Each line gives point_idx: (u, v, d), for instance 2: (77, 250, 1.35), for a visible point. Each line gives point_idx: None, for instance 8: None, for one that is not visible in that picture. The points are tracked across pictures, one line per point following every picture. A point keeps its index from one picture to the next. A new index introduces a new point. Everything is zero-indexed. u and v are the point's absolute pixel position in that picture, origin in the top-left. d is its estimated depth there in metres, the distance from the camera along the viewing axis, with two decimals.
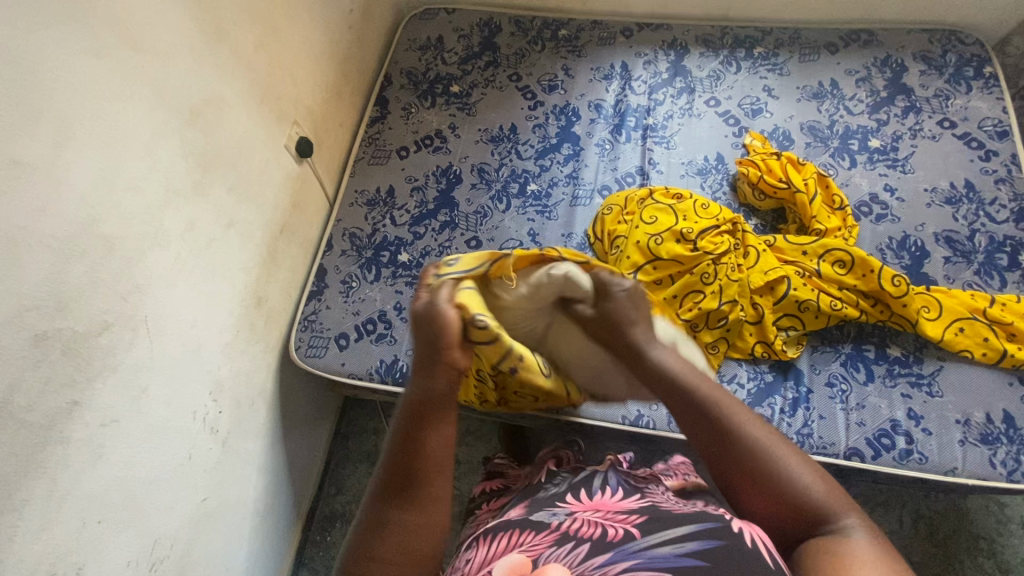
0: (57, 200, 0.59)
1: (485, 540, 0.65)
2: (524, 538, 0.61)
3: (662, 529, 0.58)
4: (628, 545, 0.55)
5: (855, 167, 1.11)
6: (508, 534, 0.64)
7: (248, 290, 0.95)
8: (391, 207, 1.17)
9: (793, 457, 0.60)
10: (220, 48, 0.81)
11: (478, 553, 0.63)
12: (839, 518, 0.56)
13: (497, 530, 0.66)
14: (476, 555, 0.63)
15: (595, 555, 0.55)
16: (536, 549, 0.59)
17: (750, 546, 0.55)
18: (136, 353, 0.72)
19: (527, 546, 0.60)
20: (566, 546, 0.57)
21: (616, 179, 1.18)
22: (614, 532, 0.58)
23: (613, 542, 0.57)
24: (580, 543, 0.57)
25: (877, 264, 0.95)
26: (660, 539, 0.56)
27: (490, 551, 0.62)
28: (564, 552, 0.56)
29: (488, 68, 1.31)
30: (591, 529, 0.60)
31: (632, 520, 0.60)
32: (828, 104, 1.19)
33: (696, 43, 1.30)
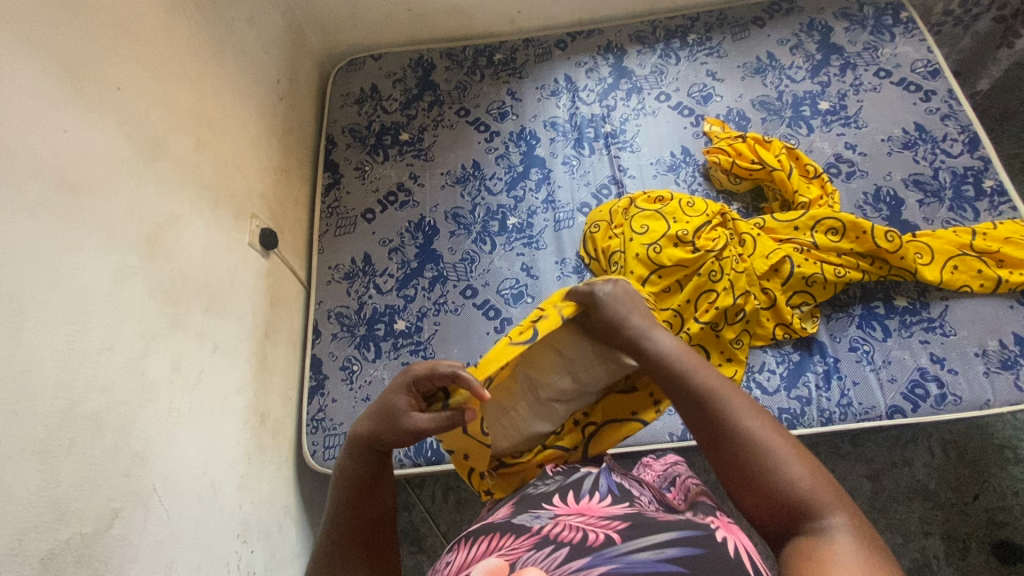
0: (27, 391, 0.49)
1: (466, 541, 0.57)
2: (502, 543, 0.54)
3: (643, 535, 0.50)
4: (607, 550, 0.48)
5: (814, 132, 1.14)
6: (487, 537, 0.55)
7: (248, 410, 0.85)
8: (372, 277, 1.10)
9: (782, 452, 0.53)
10: (160, 161, 0.72)
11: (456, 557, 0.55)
12: (823, 513, 0.50)
13: (475, 533, 0.58)
14: (454, 559, 0.55)
15: (573, 560, 0.47)
16: (514, 552, 0.51)
17: (733, 556, 0.48)
18: (153, 529, 0.62)
19: (505, 551, 0.52)
20: (545, 550, 0.50)
21: (592, 194, 1.15)
22: (593, 536, 0.51)
23: (592, 547, 0.49)
24: (559, 547, 0.50)
25: (867, 225, 0.97)
26: (640, 544, 0.48)
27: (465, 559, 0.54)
28: (543, 555, 0.49)
29: (432, 107, 1.26)
30: (571, 533, 0.52)
31: (613, 526, 0.52)
32: (771, 77, 1.21)
33: (631, 41, 1.30)
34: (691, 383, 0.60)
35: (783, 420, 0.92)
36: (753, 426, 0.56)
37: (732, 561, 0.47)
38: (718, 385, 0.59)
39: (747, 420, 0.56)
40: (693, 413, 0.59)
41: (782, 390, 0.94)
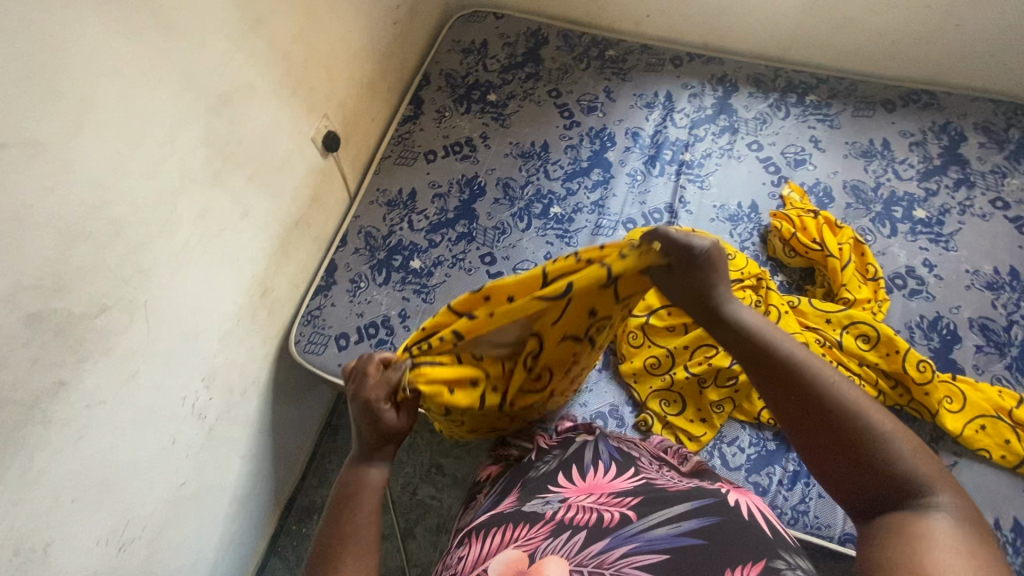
0: (67, 178, 0.58)
1: (478, 536, 0.63)
2: (518, 532, 0.59)
3: (659, 511, 0.57)
4: (625, 529, 0.56)
5: (895, 237, 1.06)
6: (500, 531, 0.61)
7: (255, 280, 0.93)
8: (410, 212, 1.15)
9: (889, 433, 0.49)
10: (256, 37, 0.79)
11: (471, 551, 0.61)
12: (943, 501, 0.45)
13: (486, 526, 0.64)
14: (468, 554, 0.61)
15: (592, 544, 0.55)
16: (531, 542, 0.57)
17: (746, 518, 0.56)
18: (130, 336, 0.71)
19: (521, 540, 0.58)
20: (563, 537, 0.56)
21: (643, 214, 1.13)
22: (609, 517, 0.58)
23: (609, 528, 0.56)
24: (575, 532, 0.57)
25: (903, 345, 0.90)
26: (656, 520, 0.56)
27: (486, 551, 0.59)
28: (560, 543, 0.56)
29: (529, 79, 1.28)
30: (586, 516, 0.59)
31: (626, 503, 0.60)
32: (876, 164, 1.13)
33: (747, 81, 1.26)
34: (812, 381, 0.51)
35: None
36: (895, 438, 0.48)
37: (748, 523, 0.55)
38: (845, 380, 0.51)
39: (889, 433, 0.48)
40: (811, 427, 0.50)
41: (743, 471, 0.90)
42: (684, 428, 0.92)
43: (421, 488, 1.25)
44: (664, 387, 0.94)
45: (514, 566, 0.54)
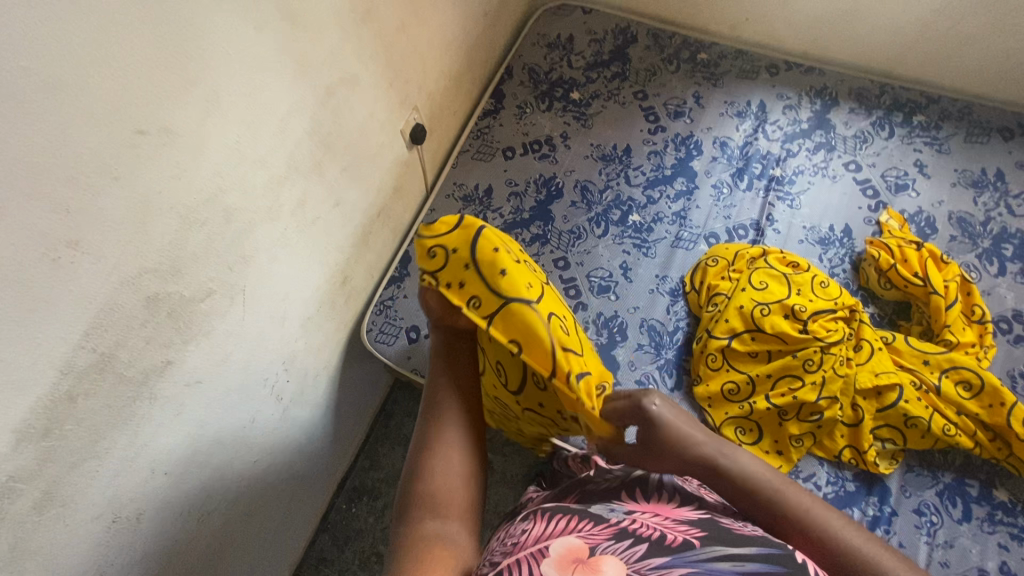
0: (193, 168, 0.58)
1: (543, 517, 0.62)
2: (580, 525, 0.58)
3: (726, 546, 0.55)
4: (687, 553, 0.53)
5: (1003, 277, 0.99)
6: (565, 517, 0.59)
7: (337, 268, 0.94)
8: (486, 208, 1.13)
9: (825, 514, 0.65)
10: (365, 26, 0.79)
11: (535, 527, 0.60)
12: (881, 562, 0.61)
13: (553, 511, 0.62)
14: (533, 529, 0.60)
15: (653, 556, 0.52)
16: (593, 537, 0.55)
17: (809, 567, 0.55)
18: (229, 319, 0.72)
19: (585, 533, 0.56)
20: (625, 543, 0.54)
21: (726, 229, 1.10)
22: (672, 537, 0.56)
23: (674, 548, 0.54)
24: (638, 542, 0.54)
25: (1010, 398, 0.85)
26: (719, 554, 0.53)
27: (544, 529, 0.58)
28: (622, 546, 0.53)
29: (615, 79, 1.24)
30: (649, 530, 0.57)
31: (692, 532, 0.57)
32: (987, 196, 1.05)
33: (848, 96, 1.19)
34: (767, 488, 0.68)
35: None
36: (833, 517, 0.65)
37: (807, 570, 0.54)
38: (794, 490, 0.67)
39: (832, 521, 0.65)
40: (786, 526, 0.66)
41: None
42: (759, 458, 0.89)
43: None
44: (742, 415, 0.91)
45: (574, 553, 0.53)
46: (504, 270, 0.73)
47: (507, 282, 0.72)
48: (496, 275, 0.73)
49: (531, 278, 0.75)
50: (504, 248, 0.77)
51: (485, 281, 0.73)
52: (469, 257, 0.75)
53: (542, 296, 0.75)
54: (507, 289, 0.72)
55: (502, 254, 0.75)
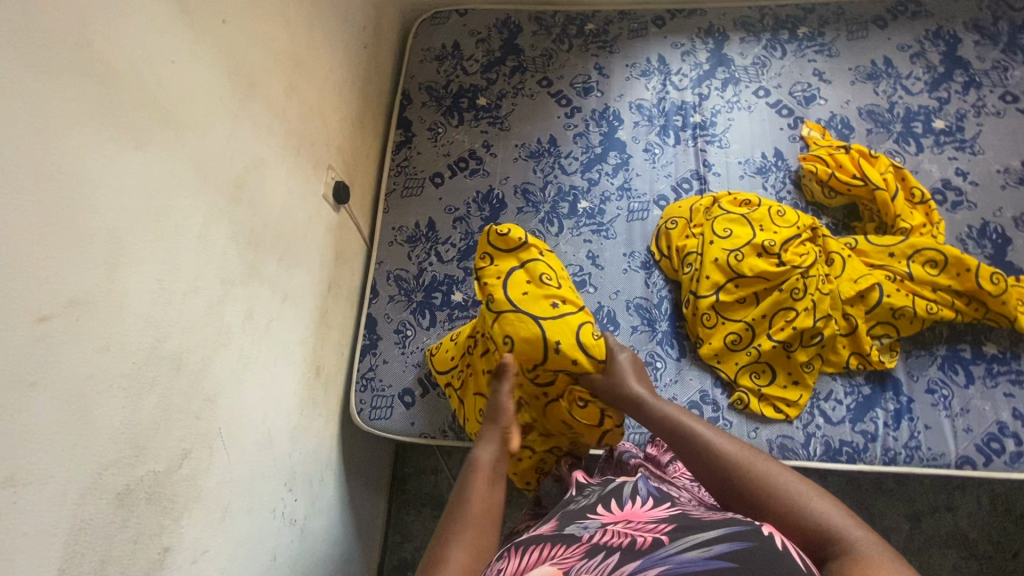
0: (121, 329, 0.49)
1: (514, 551, 0.56)
2: (553, 550, 0.53)
3: (693, 534, 0.50)
4: (657, 551, 0.49)
5: (923, 152, 1.06)
6: (536, 547, 0.55)
7: (306, 361, 0.86)
8: (434, 243, 1.07)
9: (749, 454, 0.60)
10: (252, 102, 0.70)
11: (504, 561, 0.54)
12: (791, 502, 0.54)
13: (524, 543, 0.57)
14: (504, 564, 0.54)
15: (625, 563, 0.48)
16: (566, 561, 0.51)
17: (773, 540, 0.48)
18: (215, 470, 0.63)
19: (557, 558, 0.52)
20: (597, 557, 0.50)
21: (672, 187, 1.10)
22: (642, 539, 0.52)
23: (644, 550, 0.50)
24: (610, 553, 0.50)
25: (972, 262, 0.91)
26: (688, 544, 0.49)
27: (514, 565, 0.53)
28: (595, 562, 0.49)
29: (514, 74, 1.21)
30: (619, 538, 0.53)
31: (661, 529, 0.53)
32: (884, 85, 1.12)
33: (735, 27, 1.22)
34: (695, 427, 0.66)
35: (844, 453, 0.88)
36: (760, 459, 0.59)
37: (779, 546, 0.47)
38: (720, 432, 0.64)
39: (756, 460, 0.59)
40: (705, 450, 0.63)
41: (848, 423, 0.90)
42: (780, 396, 0.91)
43: (509, 515, 1.16)
44: (752, 361, 0.92)
45: None
46: (538, 289, 0.80)
47: (529, 300, 0.78)
48: (522, 294, 0.78)
49: (564, 296, 0.80)
50: (543, 269, 0.82)
51: (515, 289, 0.79)
52: (506, 271, 0.81)
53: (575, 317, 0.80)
54: (524, 305, 0.78)
55: (536, 277, 0.80)
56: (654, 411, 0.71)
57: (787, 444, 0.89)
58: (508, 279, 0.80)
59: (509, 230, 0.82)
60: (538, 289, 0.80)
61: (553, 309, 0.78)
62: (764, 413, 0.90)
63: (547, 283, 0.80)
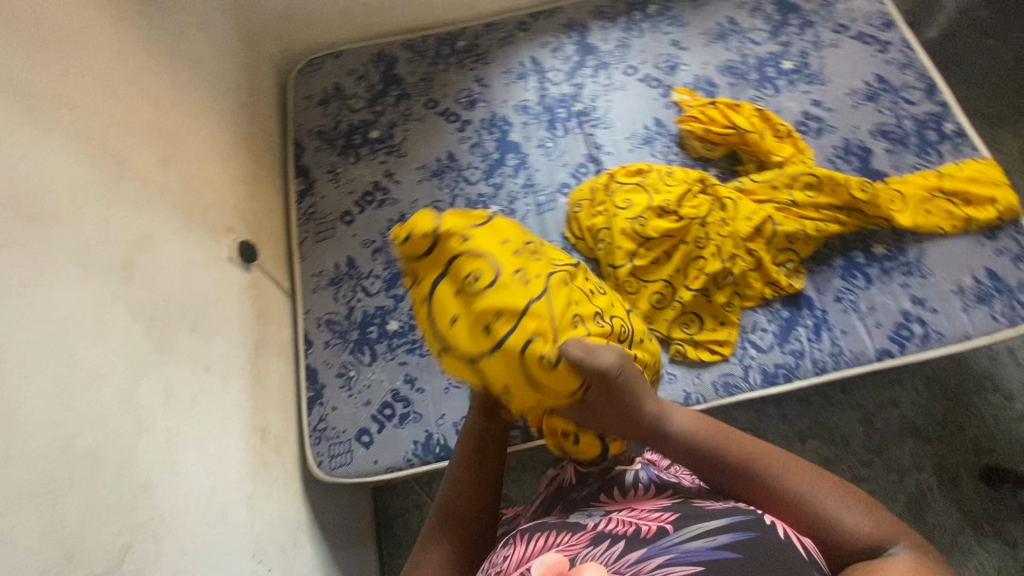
0: (19, 434, 0.47)
1: (520, 538, 0.60)
2: (559, 539, 0.57)
3: (696, 523, 0.53)
4: (662, 540, 0.52)
5: (780, 92, 1.16)
6: (541, 534, 0.59)
7: (249, 427, 0.84)
8: (358, 280, 1.07)
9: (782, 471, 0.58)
10: (125, 181, 0.69)
11: (511, 550, 0.58)
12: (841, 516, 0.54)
13: (529, 530, 0.61)
14: (510, 553, 0.58)
15: (629, 551, 0.51)
16: (572, 548, 0.54)
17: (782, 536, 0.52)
18: (166, 558, 0.60)
19: (563, 545, 0.56)
20: (603, 545, 0.53)
21: (571, 174, 1.15)
22: (647, 528, 0.55)
23: (648, 538, 0.53)
24: (615, 541, 0.54)
25: (842, 177, 1.00)
26: (692, 533, 0.52)
27: (522, 553, 0.57)
28: (601, 551, 0.53)
29: (400, 101, 1.24)
30: (625, 526, 0.56)
31: (665, 517, 0.56)
32: (734, 41, 1.23)
33: (593, 17, 1.30)
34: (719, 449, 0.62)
35: (781, 375, 0.94)
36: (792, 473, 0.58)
37: (784, 542, 0.51)
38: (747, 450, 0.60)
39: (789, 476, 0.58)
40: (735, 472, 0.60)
41: (777, 347, 0.96)
42: (712, 338, 0.96)
43: None
44: (679, 314, 0.97)
45: (552, 571, 0.52)
46: (468, 309, 0.65)
47: (461, 334, 0.65)
48: (451, 324, 0.65)
49: (497, 306, 0.64)
50: (470, 269, 0.65)
51: (440, 317, 0.66)
52: (429, 292, 0.66)
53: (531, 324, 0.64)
54: (459, 339, 0.65)
55: (462, 286, 0.65)
56: (669, 435, 0.65)
57: (729, 381, 0.95)
58: (433, 304, 0.66)
59: (410, 228, 0.65)
60: (470, 311, 0.65)
61: (494, 338, 0.64)
62: (702, 358, 0.96)
63: (479, 295, 0.64)
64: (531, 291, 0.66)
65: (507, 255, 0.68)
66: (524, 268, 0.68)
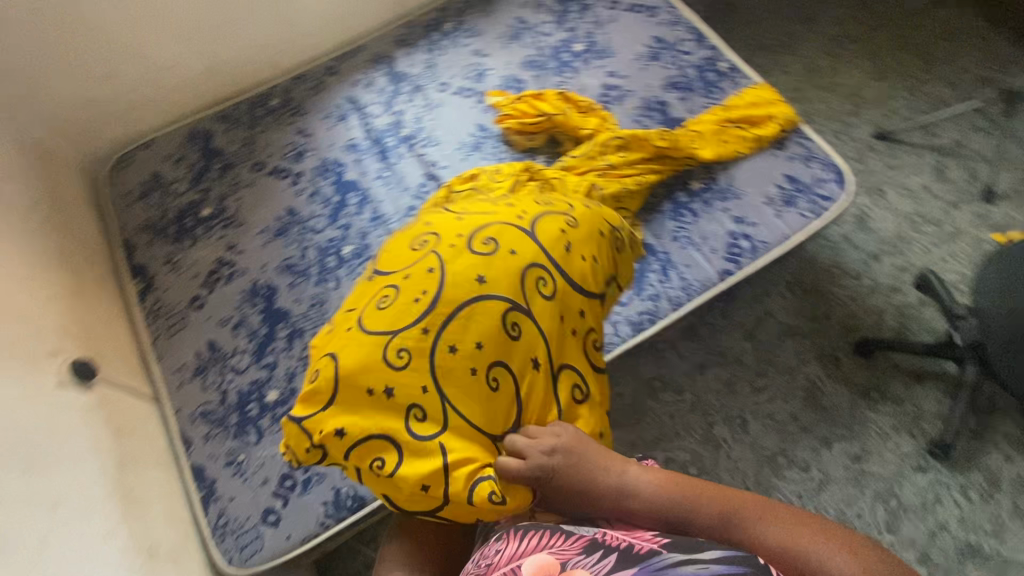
0: None
1: (514, 535, 0.65)
2: (552, 540, 0.61)
3: (694, 552, 0.54)
4: (656, 562, 0.53)
5: (579, 72, 1.27)
6: (537, 534, 0.63)
7: (126, 551, 0.78)
8: (225, 362, 1.03)
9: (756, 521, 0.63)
10: None
11: (506, 545, 0.63)
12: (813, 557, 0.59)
13: (525, 527, 0.65)
14: (505, 547, 0.63)
15: (620, 566, 0.53)
16: (564, 554, 0.58)
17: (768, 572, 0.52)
18: None
19: (556, 548, 0.59)
20: (596, 556, 0.56)
21: (413, 195, 1.17)
22: (641, 547, 0.56)
23: (642, 556, 0.54)
24: (608, 554, 0.56)
25: (642, 134, 1.11)
26: (686, 559, 0.53)
27: (515, 546, 0.62)
28: (592, 561, 0.55)
29: (226, 173, 1.22)
30: (619, 542, 0.58)
31: (660, 543, 0.57)
32: (527, 37, 1.33)
33: (396, 47, 1.36)
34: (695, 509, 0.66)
35: (645, 320, 1.02)
36: (766, 522, 0.63)
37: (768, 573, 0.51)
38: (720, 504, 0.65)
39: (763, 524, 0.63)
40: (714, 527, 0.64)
41: (635, 297, 1.03)
42: None
43: None
44: None
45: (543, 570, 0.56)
46: (387, 477, 0.67)
47: (402, 500, 0.68)
48: (386, 491, 0.69)
49: (419, 478, 0.67)
50: (370, 454, 0.67)
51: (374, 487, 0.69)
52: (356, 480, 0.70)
53: (418, 485, 0.67)
54: (404, 500, 0.68)
55: (372, 468, 0.68)
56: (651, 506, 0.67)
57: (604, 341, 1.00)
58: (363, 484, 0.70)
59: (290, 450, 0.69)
60: (393, 477, 0.67)
61: (426, 489, 0.67)
62: None
63: (386, 465, 0.67)
64: (434, 429, 0.68)
65: (384, 405, 0.68)
66: (417, 409, 0.68)
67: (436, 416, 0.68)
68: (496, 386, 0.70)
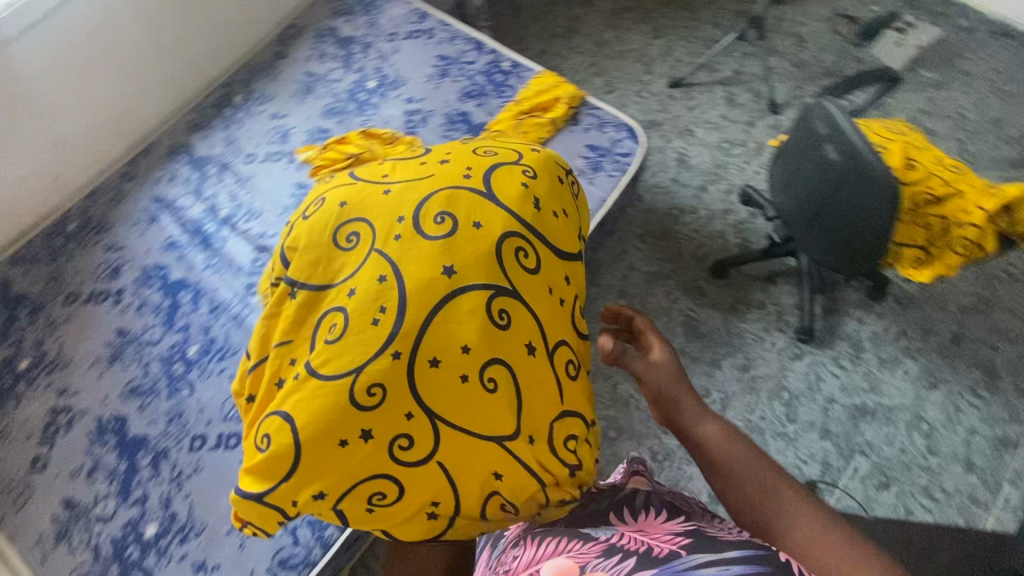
0: None
1: (533, 542, 0.68)
2: (570, 546, 0.63)
3: (712, 551, 0.53)
4: (675, 563, 0.53)
5: (378, 106, 1.29)
6: (556, 542, 0.65)
7: None
8: (88, 515, 0.94)
9: (790, 501, 0.63)
10: None
11: (525, 552, 0.67)
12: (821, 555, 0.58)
13: (544, 535, 0.69)
14: (523, 554, 0.66)
15: (637, 567, 0.54)
16: (583, 557, 0.59)
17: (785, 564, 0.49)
18: None
19: (574, 552, 0.61)
20: (613, 559, 0.56)
21: (249, 273, 1.14)
22: (659, 549, 0.56)
23: (660, 557, 0.54)
24: (626, 557, 0.56)
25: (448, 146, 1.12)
26: (704, 559, 0.51)
27: (534, 555, 0.65)
28: (610, 564, 0.56)
29: (36, 316, 1.12)
30: (637, 544, 0.58)
31: (679, 542, 0.56)
32: (319, 88, 1.34)
33: (190, 133, 1.32)
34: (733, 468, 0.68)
35: None
36: (799, 508, 0.62)
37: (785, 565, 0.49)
38: (765, 475, 0.66)
39: (793, 508, 0.62)
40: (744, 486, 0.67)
41: None
42: None
43: None
44: None
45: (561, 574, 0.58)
46: (383, 513, 0.68)
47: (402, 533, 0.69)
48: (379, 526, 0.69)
49: (423, 502, 0.67)
50: (364, 494, 0.67)
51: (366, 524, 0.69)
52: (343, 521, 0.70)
53: (426, 506, 0.68)
54: (399, 530, 0.69)
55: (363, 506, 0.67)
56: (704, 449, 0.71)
57: None
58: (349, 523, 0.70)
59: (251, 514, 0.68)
60: (390, 513, 0.68)
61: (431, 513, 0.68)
62: None
63: (380, 505, 0.67)
64: (424, 453, 0.67)
65: (366, 445, 0.66)
66: (401, 440, 0.66)
67: (431, 442, 0.67)
68: (494, 386, 0.68)
